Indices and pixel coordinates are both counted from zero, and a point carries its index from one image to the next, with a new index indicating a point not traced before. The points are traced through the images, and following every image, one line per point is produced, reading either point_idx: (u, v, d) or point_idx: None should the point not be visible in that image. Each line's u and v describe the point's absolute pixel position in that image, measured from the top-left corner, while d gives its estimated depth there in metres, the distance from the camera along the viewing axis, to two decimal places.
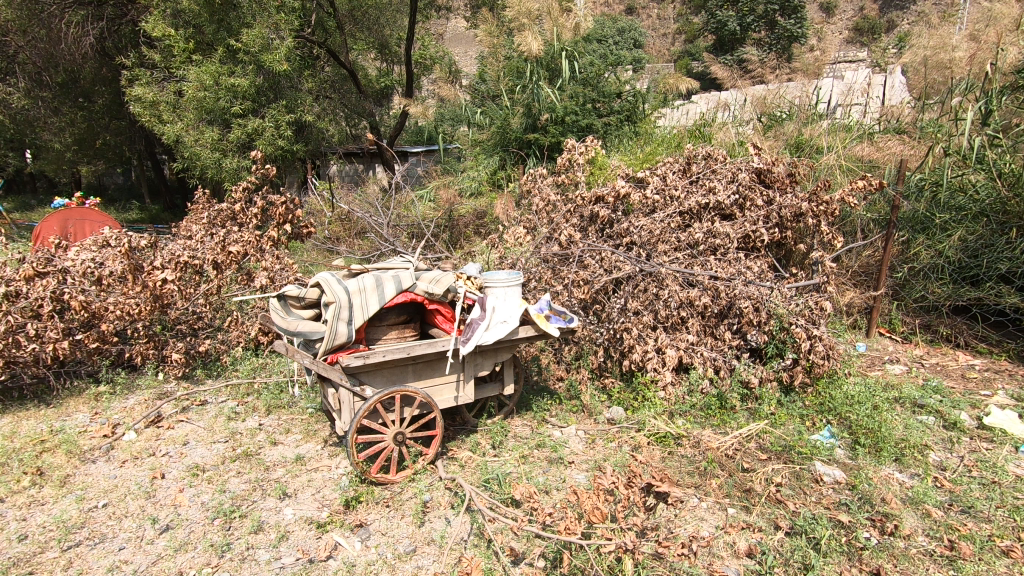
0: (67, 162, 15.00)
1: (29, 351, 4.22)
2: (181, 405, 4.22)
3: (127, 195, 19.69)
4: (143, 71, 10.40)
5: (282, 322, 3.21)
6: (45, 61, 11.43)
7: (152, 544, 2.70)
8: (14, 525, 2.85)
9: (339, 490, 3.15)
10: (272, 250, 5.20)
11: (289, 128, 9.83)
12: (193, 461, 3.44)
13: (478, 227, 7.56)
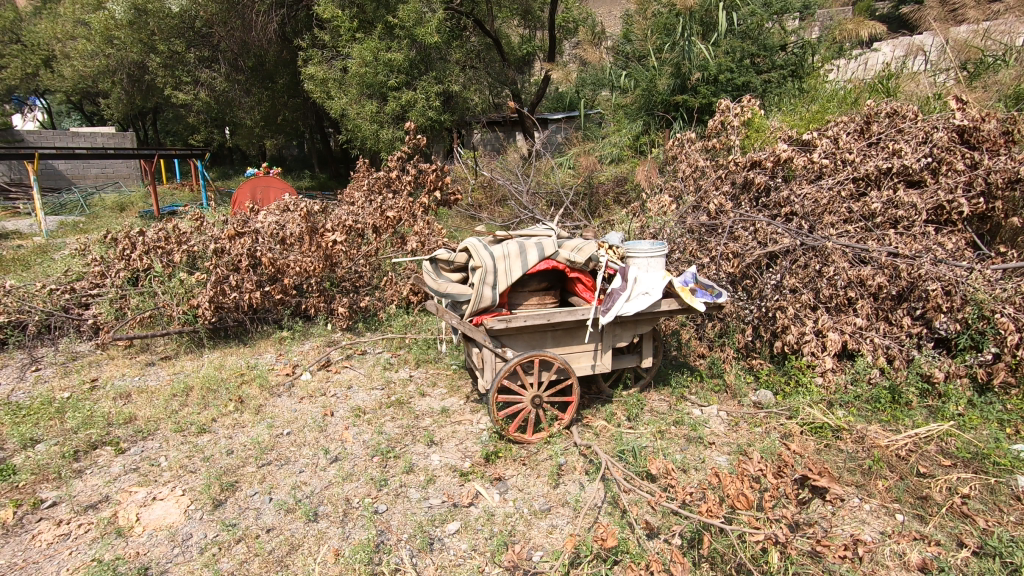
0: (256, 136, 17.25)
1: (232, 298, 4.88)
2: (345, 352, 4.77)
3: (301, 165, 22.27)
4: (315, 52, 11.51)
5: (434, 283, 3.43)
6: (240, 47, 13.42)
7: (325, 470, 3.11)
8: (224, 440, 3.43)
9: (480, 444, 3.35)
10: (423, 215, 5.65)
11: (438, 99, 10.26)
12: (356, 404, 3.88)
13: (618, 195, 7.37)
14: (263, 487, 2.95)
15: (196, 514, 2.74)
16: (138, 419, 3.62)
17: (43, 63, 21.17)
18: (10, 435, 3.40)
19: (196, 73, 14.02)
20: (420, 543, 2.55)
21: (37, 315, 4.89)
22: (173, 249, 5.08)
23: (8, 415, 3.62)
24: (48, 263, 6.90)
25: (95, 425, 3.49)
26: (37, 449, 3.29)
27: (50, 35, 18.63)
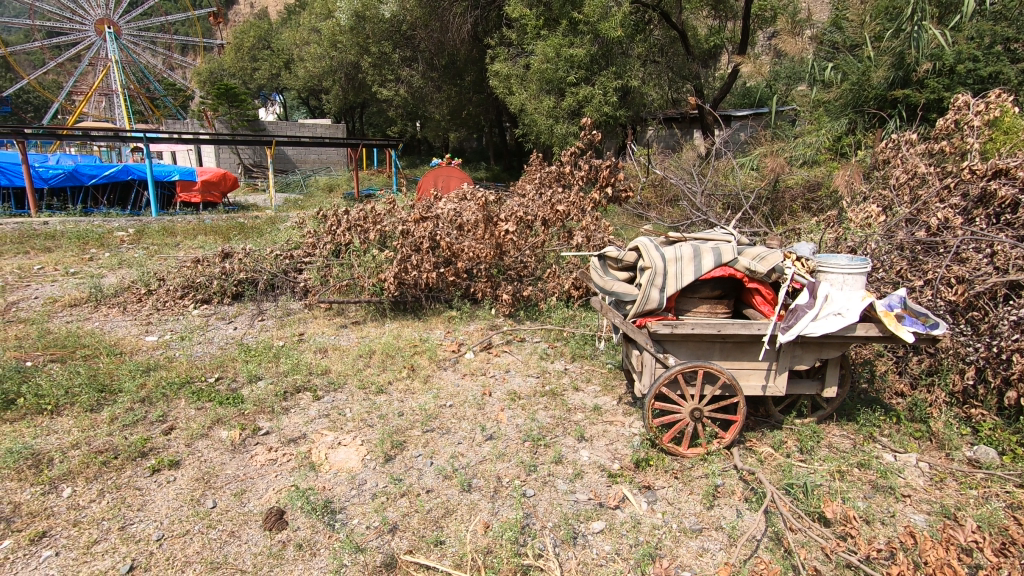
0: (442, 129, 18.77)
1: (413, 276, 5.35)
2: (506, 338, 4.98)
3: (479, 157, 23.68)
4: (502, 50, 12.08)
5: (599, 280, 3.40)
6: (437, 48, 14.70)
7: (481, 446, 3.29)
8: (396, 402, 3.80)
9: (630, 448, 3.27)
10: (592, 211, 5.67)
11: (615, 94, 10.13)
12: (513, 388, 4.04)
13: (809, 202, 6.66)
14: (426, 451, 3.21)
15: (371, 463, 3.08)
16: (331, 372, 4.18)
17: (284, 65, 25.24)
18: (241, 370, 4.14)
19: (399, 71, 15.62)
20: (565, 535, 2.58)
21: (265, 274, 5.87)
22: (369, 228, 5.75)
23: (240, 354, 4.42)
24: (276, 233, 8.25)
25: (300, 372, 4.11)
26: (259, 385, 3.97)
27: (291, 42, 22.17)
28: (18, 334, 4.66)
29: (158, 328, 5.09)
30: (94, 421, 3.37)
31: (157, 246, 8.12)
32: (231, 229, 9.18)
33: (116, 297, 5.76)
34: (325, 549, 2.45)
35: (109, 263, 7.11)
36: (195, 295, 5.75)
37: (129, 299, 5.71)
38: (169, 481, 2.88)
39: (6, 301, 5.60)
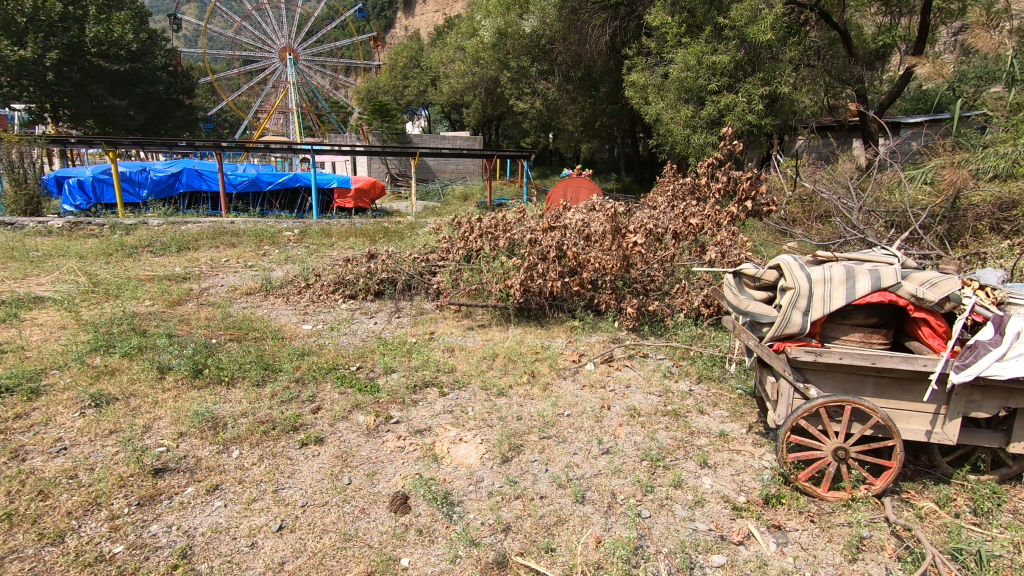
0: (575, 140, 18.92)
1: (538, 284, 5.44)
2: (629, 352, 4.87)
3: (610, 168, 23.49)
4: (640, 59, 11.89)
5: (734, 299, 3.21)
6: (574, 60, 14.87)
7: (597, 459, 3.25)
8: (516, 406, 3.88)
9: (759, 482, 3.03)
10: (728, 226, 5.37)
11: (762, 102, 9.48)
12: (632, 403, 3.94)
13: (999, 222, 5.70)
14: (541, 457, 3.24)
15: (489, 462, 3.19)
16: (457, 371, 4.39)
17: (431, 82, 27.09)
18: (378, 361, 4.51)
19: (536, 84, 16.02)
20: (681, 563, 2.46)
21: (403, 275, 6.34)
22: (498, 236, 5.97)
23: (378, 346, 4.81)
24: (415, 237, 8.89)
25: (429, 368, 4.37)
26: (392, 376, 4.30)
27: (438, 60, 23.75)
28: (207, 315, 5.50)
29: (312, 318, 5.72)
30: (260, 395, 3.89)
31: (316, 245, 9.15)
32: (376, 232, 10.05)
33: (282, 288, 6.57)
34: (443, 538, 2.58)
35: (278, 259, 8.15)
36: (344, 291, 6.37)
37: (291, 291, 6.48)
38: (314, 455, 3.22)
39: (200, 287, 6.65)
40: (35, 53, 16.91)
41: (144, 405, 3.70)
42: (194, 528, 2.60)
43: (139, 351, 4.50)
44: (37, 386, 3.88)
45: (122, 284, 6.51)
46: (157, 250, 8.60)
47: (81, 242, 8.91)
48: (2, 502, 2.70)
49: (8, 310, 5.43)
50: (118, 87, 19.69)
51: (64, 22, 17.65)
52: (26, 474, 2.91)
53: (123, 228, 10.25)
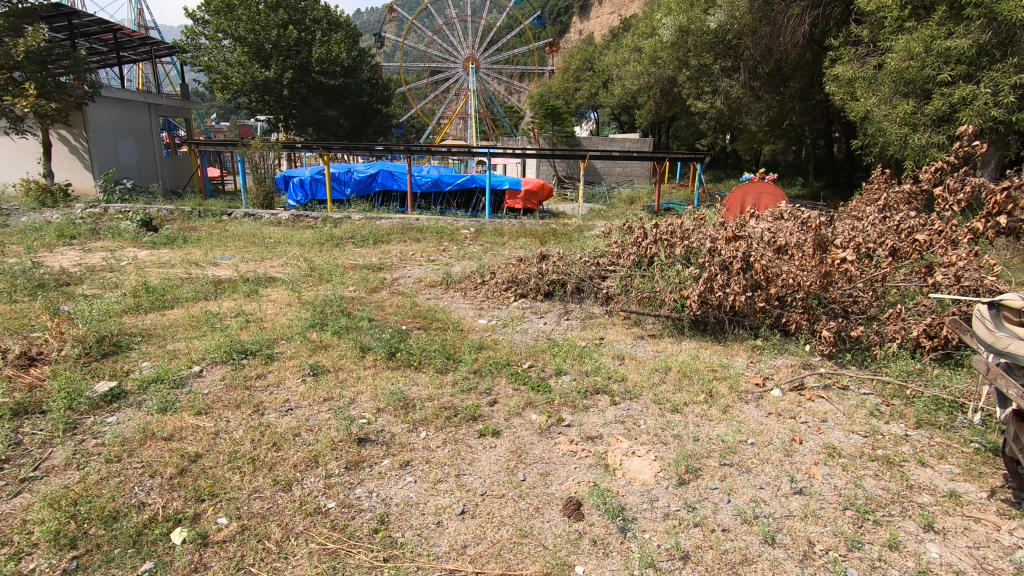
0: (757, 141, 17.44)
1: (718, 297, 5.05)
2: (824, 381, 4.31)
3: (797, 171, 21.25)
4: (847, 50, 10.51)
5: (986, 335, 2.64)
6: (763, 55, 13.66)
7: (788, 499, 2.92)
8: (692, 426, 3.65)
9: (1010, 563, 2.47)
10: (967, 244, 4.46)
11: (1014, 93, 7.76)
12: (831, 441, 3.48)
13: None
14: (723, 486, 3.00)
15: (664, 482, 3.04)
16: (629, 380, 4.26)
17: (602, 84, 26.93)
18: (549, 362, 4.58)
19: (717, 83, 15.02)
20: None
21: (574, 278, 6.37)
22: (676, 243, 5.70)
23: (549, 347, 4.89)
24: (584, 240, 8.91)
25: (600, 375, 4.32)
26: (564, 378, 4.32)
27: (612, 61, 23.51)
28: (398, 303, 6.10)
29: (487, 314, 6.01)
30: (443, 381, 4.19)
31: (490, 244, 9.65)
32: (545, 233, 10.29)
33: (460, 283, 7.01)
34: (618, 554, 2.52)
35: (456, 255, 8.74)
36: (516, 289, 6.56)
37: (468, 286, 6.87)
38: (491, 446, 3.38)
39: (392, 277, 7.40)
40: (276, 73, 20.28)
41: (350, 379, 4.21)
42: (389, 497, 2.88)
43: (346, 330, 5.14)
44: (271, 352, 4.63)
45: (333, 270, 7.52)
46: (358, 242, 9.80)
47: (302, 233, 10.49)
48: (248, 447, 3.25)
49: (251, 287, 6.58)
50: (333, 99, 22.81)
51: (297, 46, 20.90)
52: (265, 427, 3.48)
53: (332, 221, 11.87)
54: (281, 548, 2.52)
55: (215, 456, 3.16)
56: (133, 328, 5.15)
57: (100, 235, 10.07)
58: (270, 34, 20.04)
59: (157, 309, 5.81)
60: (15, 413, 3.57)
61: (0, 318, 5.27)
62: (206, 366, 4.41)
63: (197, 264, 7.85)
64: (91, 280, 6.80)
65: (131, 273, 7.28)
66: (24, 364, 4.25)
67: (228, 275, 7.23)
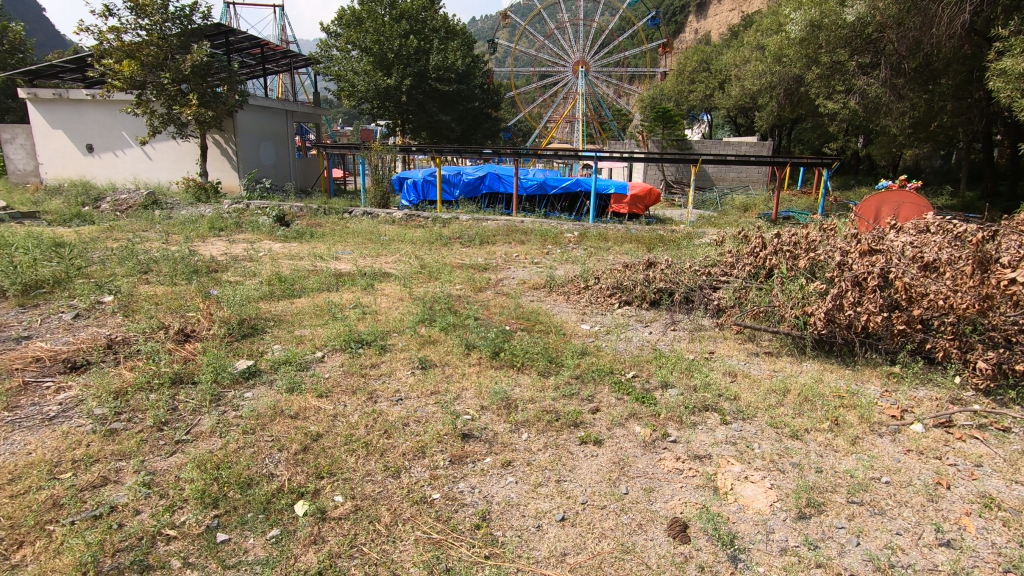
0: (897, 144, 15.69)
1: (847, 316, 4.58)
2: (978, 419, 3.76)
3: (944, 178, 18.86)
4: (1019, 40, 9.12)
5: None
6: (909, 49, 12.26)
7: (931, 550, 2.58)
8: (814, 455, 3.34)
9: None
10: None
11: None
12: (987, 490, 3.02)
13: None
14: (851, 526, 2.71)
15: (781, 513, 2.81)
16: (742, 400, 4.00)
17: (719, 85, 25.66)
18: (655, 373, 4.41)
19: (852, 81, 13.71)
20: None
21: (683, 287, 6.10)
22: (800, 255, 5.27)
23: (655, 357, 4.72)
24: (694, 248, 8.53)
25: (710, 391, 4.08)
26: (670, 392, 4.14)
27: (731, 61, 22.31)
28: (502, 304, 6.21)
29: (590, 319, 5.94)
30: (545, 385, 4.19)
31: (594, 248, 9.55)
32: (652, 240, 9.98)
33: (564, 286, 6.98)
34: None
35: (560, 258, 8.74)
36: (620, 296, 6.40)
37: (571, 290, 6.82)
38: (593, 455, 3.32)
39: (497, 277, 7.55)
40: (397, 81, 21.50)
41: (455, 375, 4.35)
42: (491, 495, 2.92)
43: (453, 327, 5.33)
44: (384, 344, 4.90)
45: (441, 268, 7.83)
46: (465, 242, 10.12)
47: (414, 231, 11.03)
48: (362, 432, 3.46)
49: (368, 281, 7.03)
50: (447, 104, 23.68)
51: (417, 55, 22.03)
52: (378, 414, 3.68)
53: (441, 221, 12.36)
54: (390, 532, 2.65)
55: (333, 437, 3.40)
56: (267, 313, 5.70)
57: (242, 228, 11.26)
58: (393, 44, 21.20)
59: (287, 297, 6.38)
60: (173, 381, 4.09)
61: (164, 298, 6.06)
62: (327, 352, 4.77)
63: (322, 257, 8.53)
64: (234, 268, 7.63)
65: (267, 263, 8.07)
66: (181, 339, 4.85)
67: (348, 269, 7.78)
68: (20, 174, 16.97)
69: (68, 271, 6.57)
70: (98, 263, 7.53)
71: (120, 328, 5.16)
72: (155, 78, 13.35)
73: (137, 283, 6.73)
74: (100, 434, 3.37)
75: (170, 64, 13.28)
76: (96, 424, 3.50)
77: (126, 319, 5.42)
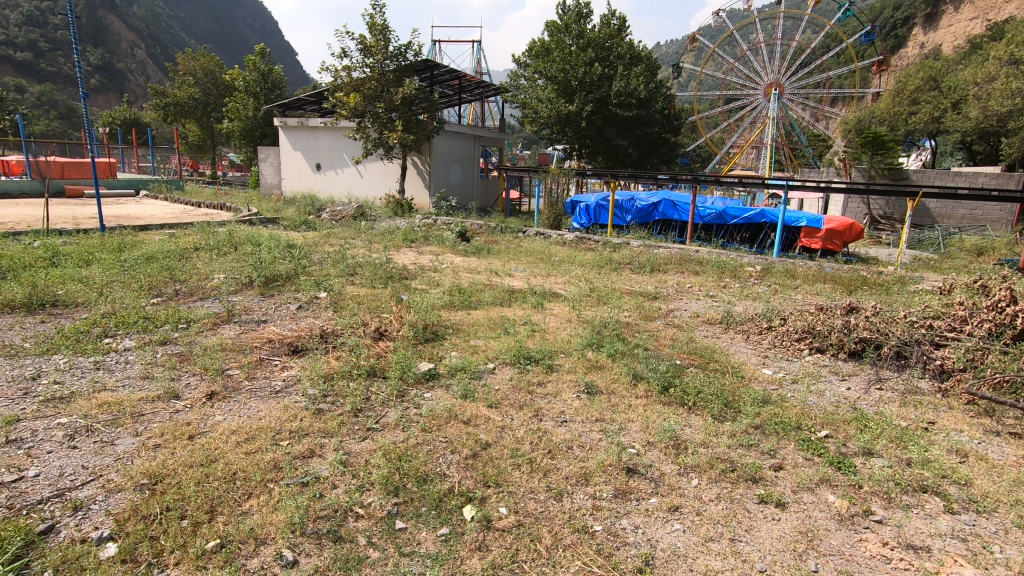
0: None
1: None
2: None
3: None
4: None
5: None
6: None
7: None
8: None
9: None
10: None
11: None
12: None
13: None
14: None
15: None
16: (976, 487, 3.26)
17: (950, 106, 21.83)
18: (855, 437, 3.81)
19: None
20: None
21: (894, 340, 5.22)
22: None
23: (855, 418, 4.09)
24: (909, 295, 7.30)
25: (930, 469, 3.41)
26: (874, 462, 3.55)
27: (969, 78, 18.89)
28: (673, 336, 5.92)
29: (773, 364, 5.37)
30: (719, 430, 3.87)
31: (780, 285, 8.73)
32: (853, 281, 8.76)
33: (742, 324, 6.43)
34: None
35: (739, 293, 8.11)
36: (811, 341, 5.66)
37: (752, 328, 6.24)
38: (775, 518, 2.96)
39: (668, 308, 7.27)
40: (578, 107, 22.07)
41: (622, 405, 4.23)
42: (656, 540, 2.76)
43: (621, 354, 5.21)
44: (552, 363, 4.98)
45: (610, 293, 7.77)
46: (635, 268, 9.91)
47: (584, 254, 11.13)
48: (528, 448, 3.53)
49: (539, 299, 7.25)
50: (626, 129, 23.61)
51: (600, 81, 22.38)
52: (543, 433, 3.73)
53: (611, 246, 12.31)
54: (550, 555, 2.64)
55: (501, 448, 3.52)
56: (447, 321, 6.15)
57: (429, 241, 12.40)
58: (578, 72, 21.80)
59: (465, 308, 6.84)
60: (369, 373, 4.62)
61: (365, 299, 6.90)
62: (498, 364, 4.98)
63: (497, 273, 9.03)
64: (422, 277, 8.43)
65: (449, 275, 8.77)
66: (377, 336, 5.45)
67: (521, 286, 8.12)
68: (270, 187, 20.87)
69: (297, 269, 7.84)
70: (318, 263, 8.86)
71: (330, 321, 6.00)
72: (372, 107, 15.43)
73: (346, 283, 7.78)
74: (311, 412, 3.92)
75: (385, 96, 15.26)
76: (309, 402, 4.07)
77: (335, 314, 6.28)
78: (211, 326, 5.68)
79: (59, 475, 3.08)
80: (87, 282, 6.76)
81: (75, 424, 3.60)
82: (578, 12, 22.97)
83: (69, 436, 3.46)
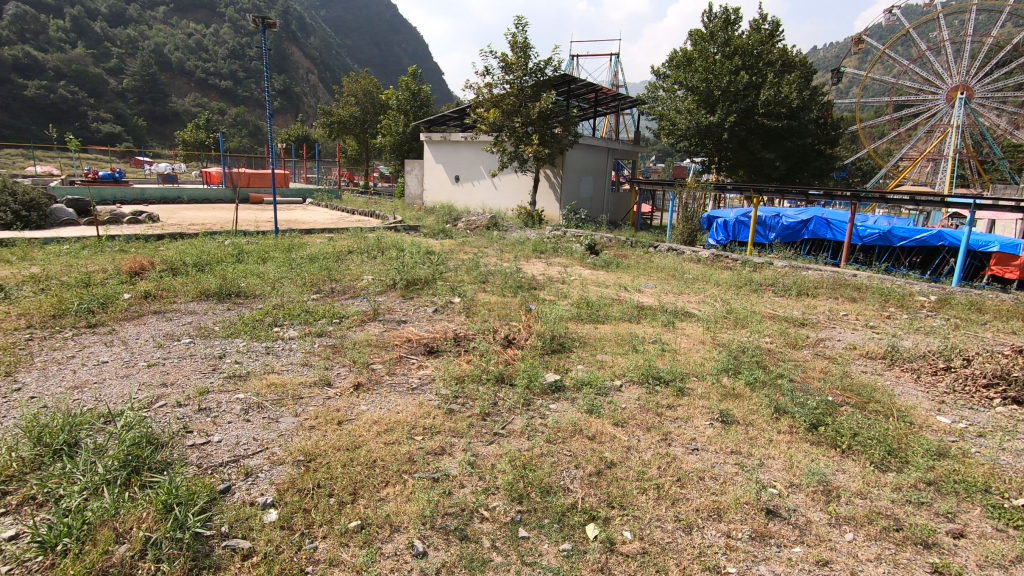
0: None
1: None
2: None
3: None
4: None
5: None
6: None
7: None
8: None
9: None
10: None
11: None
12: None
13: None
14: None
15: None
16: None
17: None
18: None
19: None
20: None
21: None
22: None
23: None
24: None
25: None
26: None
27: None
28: (824, 369, 5.33)
29: (951, 411, 4.61)
30: (880, 480, 3.41)
31: (962, 320, 7.50)
32: None
33: (911, 361, 5.61)
34: None
35: (906, 325, 7.10)
36: (1003, 389, 4.79)
37: (923, 368, 5.41)
38: None
39: (816, 336, 6.58)
40: (720, 118, 20.97)
41: (761, 439, 3.89)
42: None
43: (761, 384, 4.81)
44: (683, 386, 4.73)
45: (749, 316, 7.23)
46: (779, 291, 9.14)
47: (720, 273, 10.51)
48: (656, 473, 3.38)
49: (669, 317, 6.97)
50: (773, 141, 21.92)
51: (746, 91, 21.06)
52: (672, 458, 3.56)
53: (751, 265, 11.48)
54: None
55: (626, 469, 3.41)
56: (575, 334, 6.13)
57: (557, 252, 12.51)
58: (722, 81, 20.72)
59: (593, 321, 6.77)
60: (498, 379, 4.74)
61: (495, 306, 7.14)
62: (625, 382, 4.84)
63: (626, 288, 8.85)
64: (550, 288, 8.53)
65: (577, 287, 8.78)
66: (505, 343, 5.60)
67: (651, 303, 7.88)
68: (413, 197, 22.48)
69: (434, 275, 8.35)
70: (453, 269, 9.35)
71: (463, 325, 6.28)
72: (510, 122, 16.00)
73: (478, 290, 8.11)
74: (443, 411, 4.11)
75: (522, 110, 15.74)
76: (442, 401, 4.28)
77: (467, 319, 6.57)
78: (359, 323, 6.23)
79: (236, 442, 3.56)
80: (264, 276, 7.80)
81: (250, 400, 4.15)
82: (725, 20, 21.98)
83: (245, 410, 4.00)
